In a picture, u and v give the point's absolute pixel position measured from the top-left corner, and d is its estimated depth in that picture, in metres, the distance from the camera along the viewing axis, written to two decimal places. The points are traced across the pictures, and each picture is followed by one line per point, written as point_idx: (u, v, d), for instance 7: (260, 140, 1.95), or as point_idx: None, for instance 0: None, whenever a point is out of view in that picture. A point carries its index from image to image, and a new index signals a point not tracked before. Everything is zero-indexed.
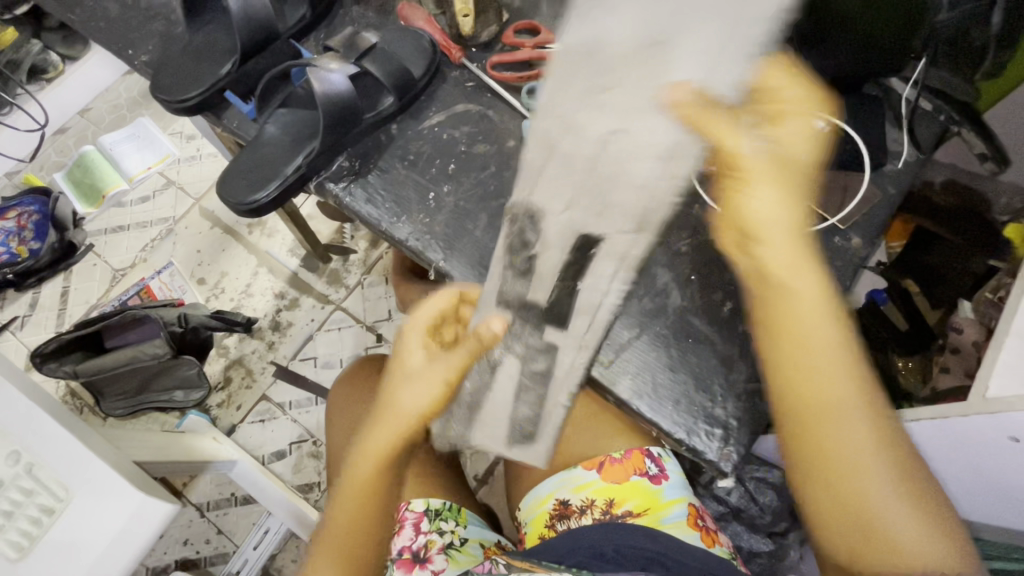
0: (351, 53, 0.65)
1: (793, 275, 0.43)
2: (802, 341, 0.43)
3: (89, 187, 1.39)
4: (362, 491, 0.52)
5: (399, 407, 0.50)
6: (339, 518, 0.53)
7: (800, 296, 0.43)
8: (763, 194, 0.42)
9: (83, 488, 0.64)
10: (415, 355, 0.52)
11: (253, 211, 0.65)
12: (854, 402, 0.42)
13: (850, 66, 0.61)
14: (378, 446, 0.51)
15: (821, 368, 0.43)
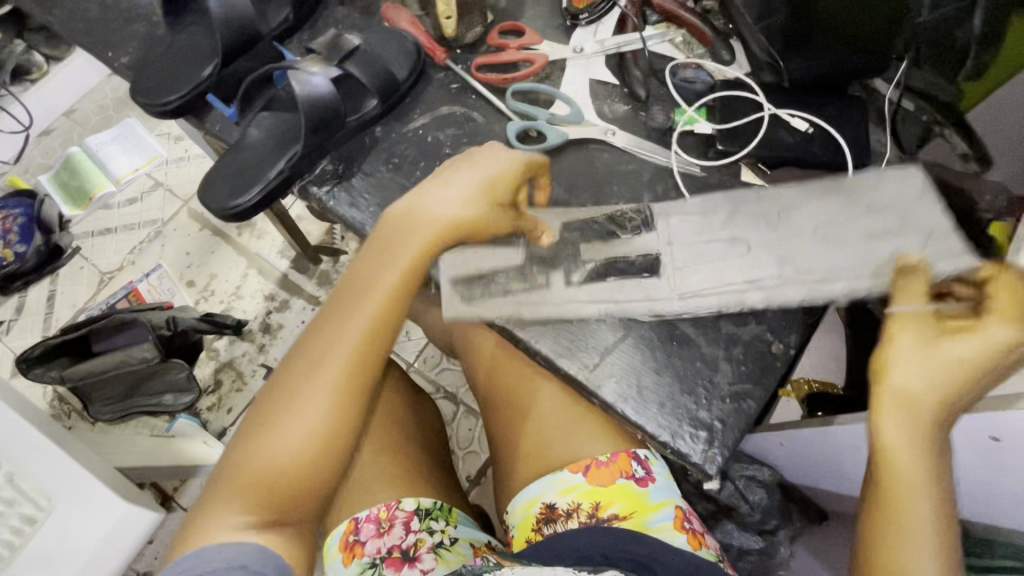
0: (334, 55, 0.64)
1: (914, 395, 0.43)
2: (904, 440, 0.43)
3: (75, 189, 1.37)
4: (346, 346, 0.50)
5: (398, 264, 0.52)
6: (312, 368, 0.50)
7: (912, 413, 0.43)
8: (930, 340, 0.44)
9: (66, 497, 0.64)
10: (441, 205, 0.53)
11: (236, 215, 0.64)
12: (930, 497, 0.42)
13: (832, 67, 0.61)
14: (367, 305, 0.51)
15: (911, 464, 0.42)
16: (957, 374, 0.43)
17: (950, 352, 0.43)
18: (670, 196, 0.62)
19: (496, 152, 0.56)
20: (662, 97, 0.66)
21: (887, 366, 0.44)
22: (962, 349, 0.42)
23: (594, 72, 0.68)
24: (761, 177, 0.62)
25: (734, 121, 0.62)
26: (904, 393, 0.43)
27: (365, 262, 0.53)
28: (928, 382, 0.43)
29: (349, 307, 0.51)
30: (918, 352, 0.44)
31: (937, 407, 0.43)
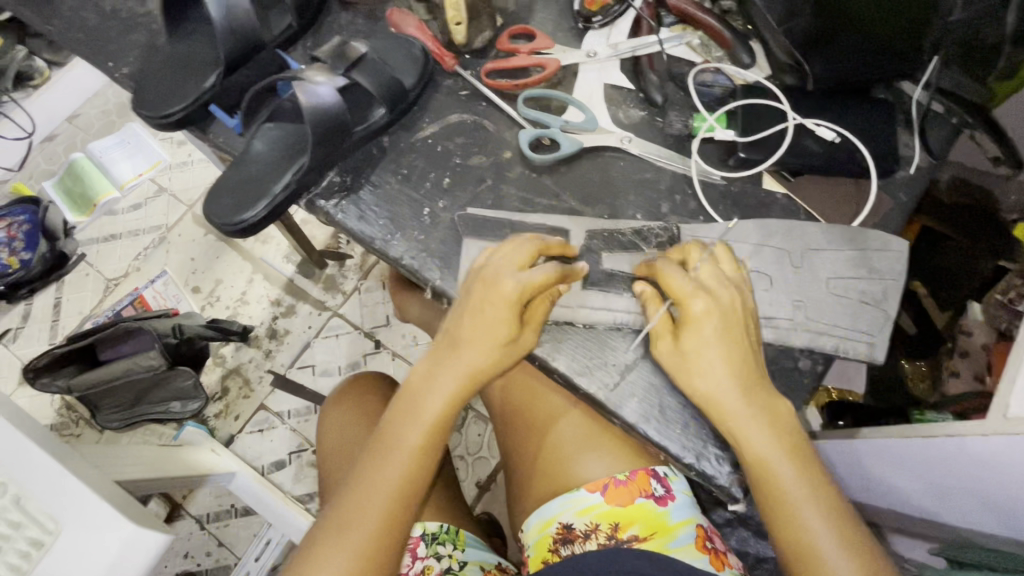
0: (340, 64, 0.61)
1: (717, 398, 0.48)
2: (739, 421, 0.47)
3: (80, 195, 1.36)
4: (390, 484, 0.49)
5: (440, 392, 0.51)
6: (353, 507, 0.49)
7: (723, 414, 0.48)
8: (690, 287, 0.50)
9: (71, 519, 0.62)
10: (473, 331, 0.51)
11: (241, 231, 0.62)
12: (790, 467, 0.46)
13: (861, 71, 0.58)
14: (413, 435, 0.50)
15: (756, 445, 0.47)
16: (734, 361, 0.48)
17: (693, 345, 0.49)
18: (689, 205, 0.60)
19: (504, 275, 0.51)
20: (680, 102, 0.64)
21: (691, 378, 0.49)
22: (710, 334, 0.48)
23: (609, 76, 0.66)
24: (784, 184, 0.60)
25: (756, 132, 0.59)
26: (717, 404, 0.48)
27: (438, 358, 0.52)
28: (727, 377, 0.47)
29: (392, 439, 0.51)
30: (676, 357, 0.50)
31: (743, 394, 0.47)
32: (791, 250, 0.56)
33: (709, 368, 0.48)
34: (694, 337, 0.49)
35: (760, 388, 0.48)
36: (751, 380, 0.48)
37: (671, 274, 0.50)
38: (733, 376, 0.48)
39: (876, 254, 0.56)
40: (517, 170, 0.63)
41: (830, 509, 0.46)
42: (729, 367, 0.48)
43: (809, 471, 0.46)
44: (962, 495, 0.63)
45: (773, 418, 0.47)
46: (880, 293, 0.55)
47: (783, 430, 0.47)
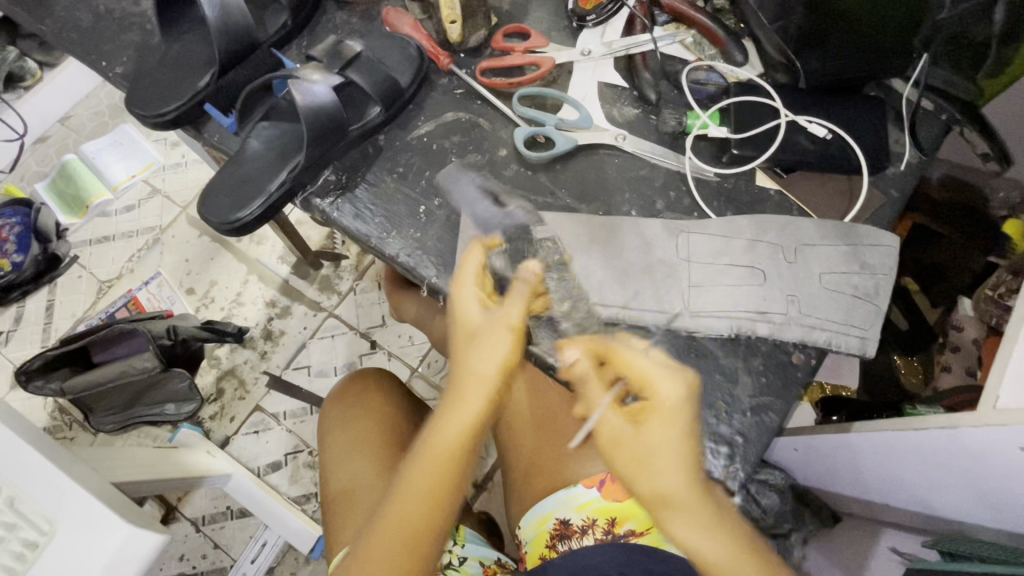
0: (336, 62, 0.62)
1: (669, 495, 0.44)
2: (688, 541, 0.44)
3: (72, 197, 1.35)
4: (422, 497, 0.47)
5: (468, 403, 0.48)
6: (375, 553, 0.47)
7: (671, 517, 0.44)
8: (649, 367, 0.47)
9: (67, 520, 0.62)
10: (473, 355, 0.48)
11: (236, 230, 0.62)
12: (742, 568, 0.44)
13: (851, 67, 0.59)
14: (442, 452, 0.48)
15: (709, 557, 0.44)
16: (687, 463, 0.44)
17: (654, 439, 0.45)
18: (684, 202, 0.61)
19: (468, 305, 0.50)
20: (673, 100, 0.64)
21: (635, 479, 0.45)
22: (653, 432, 0.45)
23: (603, 74, 0.66)
24: (777, 181, 0.60)
25: (750, 129, 0.60)
26: (668, 505, 0.44)
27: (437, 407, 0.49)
28: (682, 483, 0.44)
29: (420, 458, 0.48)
30: (634, 456, 0.45)
31: (683, 504, 0.44)
32: (785, 246, 0.57)
33: (657, 469, 0.44)
34: (648, 432, 0.45)
35: (709, 496, 0.45)
36: (700, 483, 0.44)
37: (620, 351, 0.48)
38: (689, 483, 0.44)
39: (868, 248, 0.57)
40: (512, 169, 0.63)
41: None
42: (676, 462, 0.44)
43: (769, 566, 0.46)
44: (954, 489, 0.63)
45: (721, 522, 0.44)
46: (872, 287, 0.56)
47: (732, 536, 0.45)
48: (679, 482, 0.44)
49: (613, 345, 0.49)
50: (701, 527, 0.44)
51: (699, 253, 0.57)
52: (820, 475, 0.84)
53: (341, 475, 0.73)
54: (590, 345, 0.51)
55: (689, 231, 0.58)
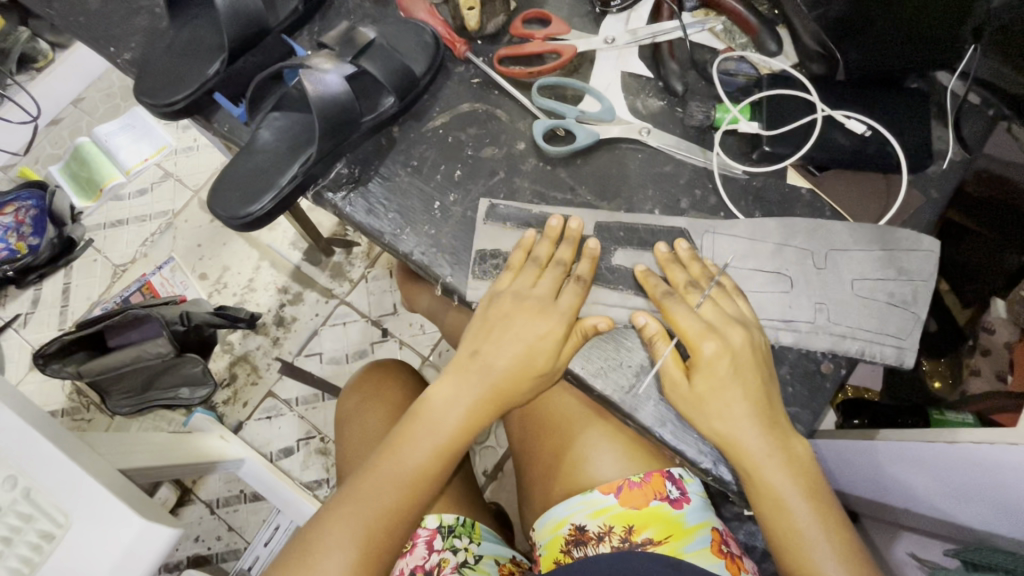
0: (349, 50, 0.59)
1: (739, 420, 0.47)
2: (760, 466, 0.47)
3: (87, 180, 1.35)
4: (399, 489, 0.50)
5: (454, 407, 0.53)
6: (362, 486, 0.50)
7: (739, 442, 0.47)
8: (695, 328, 0.49)
9: (81, 513, 0.62)
10: (497, 347, 0.53)
11: (248, 224, 0.60)
12: (796, 492, 0.47)
13: (891, 60, 0.56)
14: (425, 455, 0.52)
15: (774, 482, 0.47)
16: (752, 398, 0.48)
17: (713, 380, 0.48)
18: (709, 200, 0.58)
19: (541, 318, 0.52)
20: (701, 91, 0.61)
21: (693, 417, 0.49)
22: (698, 386, 0.49)
23: (627, 64, 0.63)
24: (809, 179, 0.58)
25: (784, 126, 0.56)
26: (734, 444, 0.48)
27: (456, 373, 0.54)
28: (748, 409, 0.48)
29: (400, 451, 0.52)
30: (690, 403, 0.49)
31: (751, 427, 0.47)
32: (815, 250, 0.54)
33: (738, 411, 0.48)
34: (698, 384, 0.49)
35: (778, 424, 0.48)
36: (765, 411, 0.48)
37: (675, 308, 0.51)
38: (755, 408, 0.48)
39: (905, 254, 0.54)
40: (530, 163, 0.61)
41: (836, 534, 0.46)
42: (752, 399, 0.48)
43: (817, 493, 0.47)
44: (982, 503, 0.61)
45: (784, 447, 0.48)
46: (909, 295, 0.53)
47: (798, 464, 0.48)
48: (746, 413, 0.48)
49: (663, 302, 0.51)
50: (756, 451, 0.47)
51: (725, 255, 0.55)
52: (836, 475, 0.82)
53: (347, 454, 0.73)
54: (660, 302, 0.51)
55: (715, 230, 0.56)
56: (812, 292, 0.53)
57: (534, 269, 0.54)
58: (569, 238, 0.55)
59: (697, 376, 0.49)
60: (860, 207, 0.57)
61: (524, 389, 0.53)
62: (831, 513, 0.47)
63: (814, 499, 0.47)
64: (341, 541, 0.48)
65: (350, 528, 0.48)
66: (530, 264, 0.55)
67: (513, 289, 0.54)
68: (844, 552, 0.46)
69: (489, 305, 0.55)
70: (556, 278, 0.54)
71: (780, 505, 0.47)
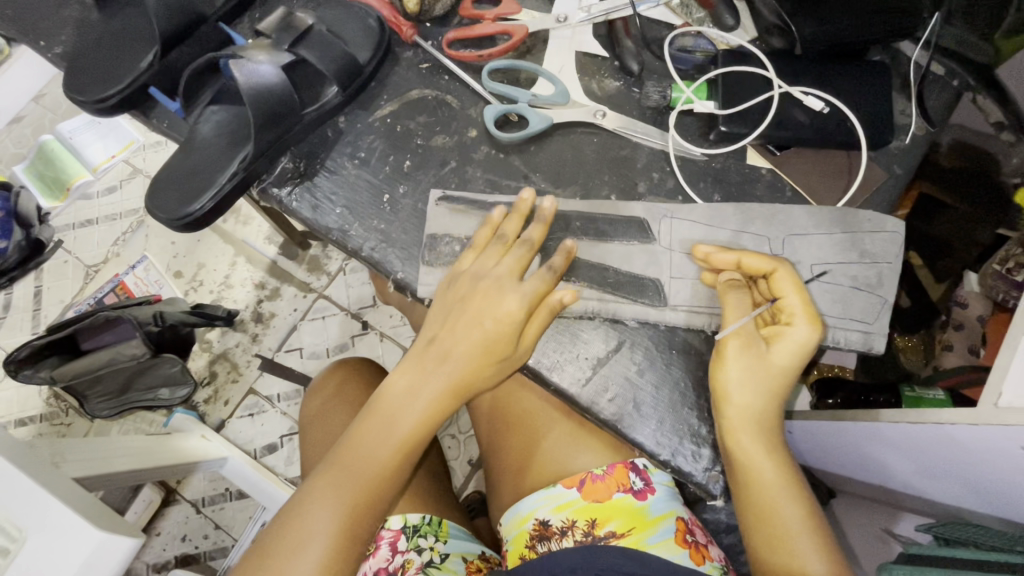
0: (285, 38, 0.56)
1: (746, 409, 0.48)
2: (754, 460, 0.48)
3: (53, 180, 1.31)
4: (363, 484, 0.48)
5: (417, 398, 0.50)
6: (325, 483, 0.48)
7: (738, 433, 0.48)
8: (790, 301, 0.48)
9: (36, 527, 0.60)
10: (459, 332, 0.50)
11: (189, 225, 0.58)
12: (783, 488, 0.47)
13: (848, 34, 0.54)
14: (386, 450, 0.49)
15: (765, 473, 0.47)
16: (760, 389, 0.48)
17: (776, 361, 0.48)
18: (667, 184, 0.56)
19: (500, 296, 0.49)
20: (657, 71, 0.59)
21: (728, 390, 0.48)
22: (738, 367, 0.48)
23: (581, 43, 0.60)
24: (769, 159, 0.56)
25: (740, 104, 0.54)
26: (736, 433, 0.48)
27: (416, 363, 0.51)
28: (754, 399, 0.48)
29: (360, 445, 0.49)
30: (746, 375, 0.48)
31: (752, 419, 0.48)
32: (772, 236, 0.53)
33: (744, 397, 0.48)
34: (732, 364, 0.48)
35: (770, 421, 0.49)
36: (770, 402, 0.48)
37: (784, 277, 0.48)
38: (762, 397, 0.48)
39: (867, 236, 0.53)
40: (482, 151, 0.58)
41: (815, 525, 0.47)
42: (763, 388, 0.48)
43: (800, 491, 0.48)
44: (949, 480, 0.61)
45: (774, 445, 0.49)
46: (874, 277, 0.52)
47: (784, 459, 0.49)
48: (757, 402, 0.48)
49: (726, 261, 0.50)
50: (757, 443, 0.48)
51: (684, 239, 0.53)
52: (814, 454, 0.82)
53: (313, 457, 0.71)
54: (744, 262, 0.49)
55: (673, 215, 0.54)
56: None
57: (499, 247, 0.52)
58: (542, 218, 0.52)
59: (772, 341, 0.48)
60: (821, 187, 0.55)
61: (487, 374, 0.50)
62: (811, 506, 0.48)
63: (801, 499, 0.48)
64: (306, 539, 0.46)
65: (315, 524, 0.46)
66: (495, 243, 0.52)
67: (473, 269, 0.51)
68: (822, 541, 0.46)
69: (448, 289, 0.52)
70: (520, 257, 0.51)
71: (768, 497, 0.47)
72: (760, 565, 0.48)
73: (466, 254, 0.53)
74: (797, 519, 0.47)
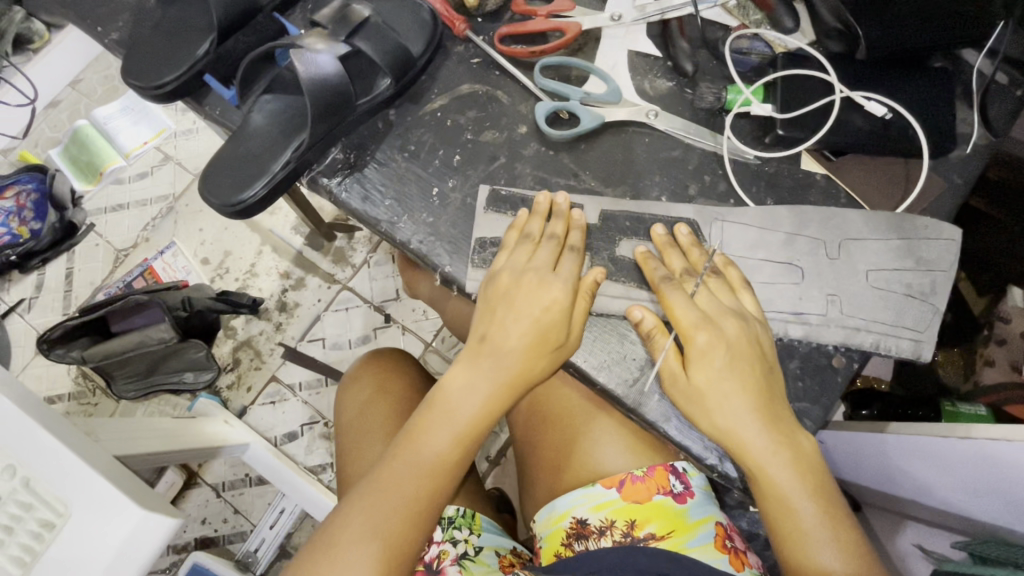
0: (341, 29, 0.57)
1: (741, 418, 0.45)
2: (765, 465, 0.45)
3: (87, 164, 1.33)
4: (421, 476, 0.49)
5: (472, 393, 0.50)
6: (386, 477, 0.49)
7: (741, 443, 0.45)
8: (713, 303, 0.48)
9: (80, 503, 0.61)
10: (507, 325, 0.50)
11: (240, 212, 0.58)
12: (802, 492, 0.45)
13: (916, 39, 0.53)
14: (444, 441, 0.50)
15: (778, 482, 0.45)
16: (751, 391, 0.46)
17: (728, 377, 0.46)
18: (719, 186, 0.56)
19: (547, 286, 0.50)
20: (711, 72, 0.58)
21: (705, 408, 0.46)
22: (701, 372, 0.46)
23: (634, 42, 0.60)
24: (825, 164, 0.55)
25: (802, 107, 0.54)
26: (739, 443, 0.45)
27: (469, 357, 0.51)
28: (738, 407, 0.45)
29: (419, 440, 0.50)
30: (687, 395, 0.47)
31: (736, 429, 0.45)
32: (827, 241, 0.52)
33: (735, 408, 0.45)
34: (703, 371, 0.46)
35: (777, 420, 0.46)
36: (768, 407, 0.46)
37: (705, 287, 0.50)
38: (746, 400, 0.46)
39: (924, 243, 0.52)
40: (532, 148, 0.58)
41: (840, 526, 0.44)
42: (755, 395, 0.46)
43: (819, 490, 0.45)
44: (988, 498, 0.60)
45: (789, 446, 0.45)
46: (928, 285, 0.51)
47: (803, 460, 0.45)
48: (755, 408, 0.45)
49: (652, 270, 0.51)
50: (761, 453, 0.45)
51: (735, 242, 0.53)
52: (842, 463, 0.81)
53: (350, 446, 0.73)
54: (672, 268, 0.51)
55: (724, 218, 0.53)
56: (823, 285, 0.51)
57: (528, 244, 0.52)
58: (558, 214, 0.53)
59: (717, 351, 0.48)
60: (877, 195, 0.54)
61: (542, 368, 0.50)
62: (834, 506, 0.45)
63: (821, 499, 0.45)
64: (367, 530, 0.47)
65: (376, 517, 0.47)
66: (522, 240, 0.53)
67: (509, 266, 0.52)
68: (847, 542, 0.44)
69: (488, 288, 0.52)
70: (553, 248, 0.52)
71: (785, 503, 0.45)
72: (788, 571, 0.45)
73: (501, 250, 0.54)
74: (817, 520, 0.44)
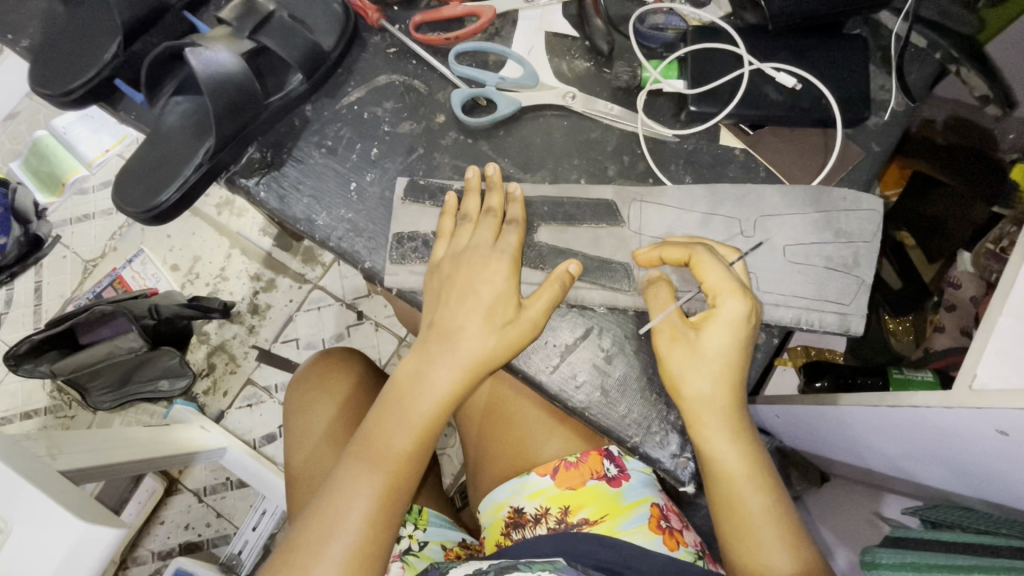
0: (245, 24, 0.55)
1: (705, 398, 0.46)
2: (718, 452, 0.47)
3: (48, 175, 1.28)
4: (381, 475, 0.47)
5: (430, 382, 0.48)
6: (345, 478, 0.47)
7: (701, 427, 0.47)
8: (714, 277, 0.46)
9: (21, 519, 0.58)
10: (461, 310, 0.48)
11: (156, 218, 0.57)
12: (751, 483, 0.46)
13: (819, 8, 0.52)
14: (405, 437, 0.48)
15: (730, 468, 0.47)
16: (732, 372, 0.46)
17: (710, 346, 0.46)
18: (638, 167, 0.55)
19: (491, 267, 0.49)
20: (627, 52, 0.57)
21: (677, 381, 0.47)
22: (715, 337, 0.46)
23: (551, 24, 0.59)
24: (743, 139, 0.54)
25: (711, 81, 0.53)
26: (701, 426, 0.47)
27: (424, 345, 0.49)
28: (722, 387, 0.46)
29: (378, 437, 0.48)
30: (682, 357, 0.47)
31: (724, 409, 0.46)
32: (743, 219, 0.52)
33: (700, 391, 0.46)
34: (669, 343, 0.47)
35: (737, 408, 0.47)
36: (734, 394, 0.47)
37: (702, 260, 0.47)
38: (727, 381, 0.46)
39: (843, 215, 0.51)
40: (450, 137, 0.57)
41: (779, 516, 0.46)
42: (727, 384, 0.46)
43: (771, 489, 0.47)
44: (928, 463, 0.59)
45: (741, 434, 0.47)
46: (850, 257, 0.51)
47: (752, 451, 0.47)
48: (730, 394, 0.46)
49: (663, 248, 0.49)
50: (720, 439, 0.47)
51: (656, 221, 0.52)
52: (798, 441, 0.80)
53: (303, 448, 0.72)
54: (666, 256, 0.48)
55: (642, 199, 0.53)
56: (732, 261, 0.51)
57: (468, 225, 0.52)
58: (492, 186, 0.53)
59: (703, 317, 0.47)
60: (796, 167, 0.54)
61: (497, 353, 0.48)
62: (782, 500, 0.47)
63: (773, 497, 0.46)
64: (328, 535, 0.45)
65: (338, 520, 0.45)
66: (460, 222, 0.52)
67: (451, 250, 0.51)
68: (787, 533, 0.46)
69: (432, 276, 0.51)
70: (492, 225, 0.51)
71: (733, 489, 0.46)
72: (731, 560, 0.47)
73: (439, 236, 0.52)
74: (765, 514, 0.46)
